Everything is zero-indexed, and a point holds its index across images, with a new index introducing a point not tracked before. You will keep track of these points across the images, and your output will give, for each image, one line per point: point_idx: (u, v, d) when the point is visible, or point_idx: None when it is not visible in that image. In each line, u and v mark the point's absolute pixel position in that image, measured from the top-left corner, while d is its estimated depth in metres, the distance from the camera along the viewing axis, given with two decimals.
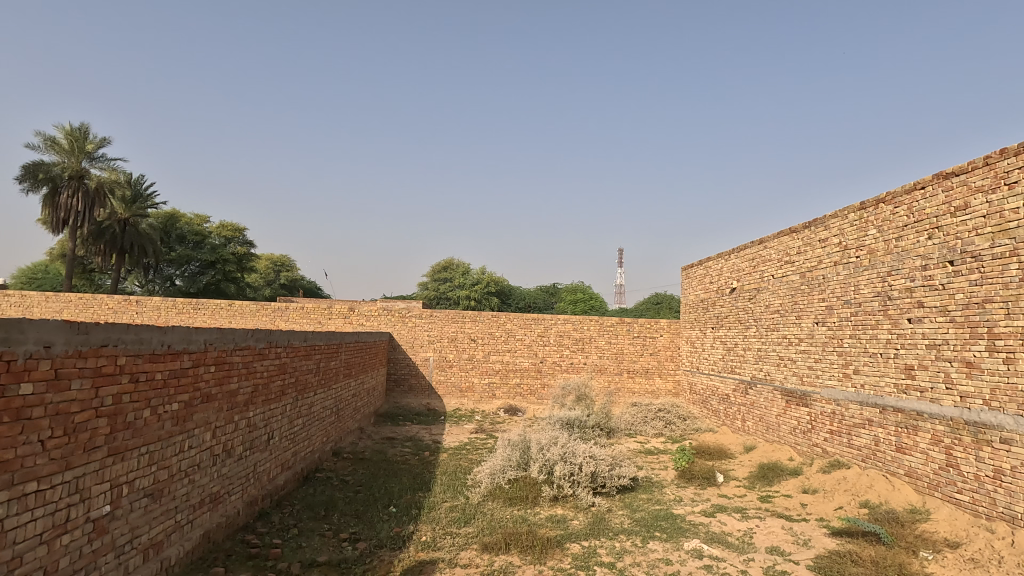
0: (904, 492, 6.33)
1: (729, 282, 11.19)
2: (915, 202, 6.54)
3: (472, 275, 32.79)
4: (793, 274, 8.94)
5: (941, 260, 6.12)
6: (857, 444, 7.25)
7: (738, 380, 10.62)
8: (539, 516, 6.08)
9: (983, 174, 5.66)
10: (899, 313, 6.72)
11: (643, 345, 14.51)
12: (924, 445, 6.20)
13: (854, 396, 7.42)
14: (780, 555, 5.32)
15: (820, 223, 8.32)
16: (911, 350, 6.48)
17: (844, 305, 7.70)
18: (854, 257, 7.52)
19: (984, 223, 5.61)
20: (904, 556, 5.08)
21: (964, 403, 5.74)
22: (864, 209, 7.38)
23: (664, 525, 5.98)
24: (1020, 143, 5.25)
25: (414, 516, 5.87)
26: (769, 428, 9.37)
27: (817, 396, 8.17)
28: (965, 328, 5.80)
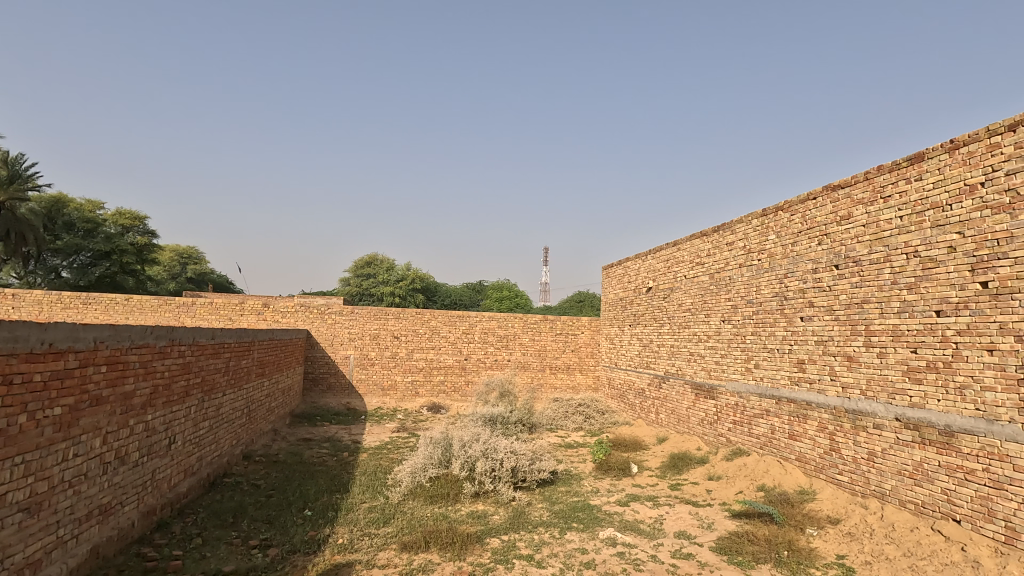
0: (794, 475, 6.95)
1: (646, 282, 11.71)
2: (808, 210, 7.15)
3: (396, 271, 32.18)
4: (704, 275, 9.50)
5: (829, 264, 6.73)
6: (756, 433, 7.85)
7: (653, 375, 11.15)
8: (460, 513, 6.09)
9: (864, 187, 6.29)
10: (793, 312, 7.34)
11: (565, 342, 14.88)
12: (811, 432, 6.82)
13: (754, 388, 8.01)
14: (687, 539, 5.67)
15: (727, 228, 8.89)
16: (802, 346, 7.11)
17: (748, 304, 8.29)
18: (756, 260, 8.11)
19: (864, 231, 6.25)
20: (793, 534, 5.59)
21: (845, 393, 6.38)
22: (765, 216, 7.96)
23: (582, 516, 6.18)
24: (894, 161, 5.91)
25: (331, 518, 5.70)
26: (680, 420, 9.92)
27: (722, 389, 8.74)
28: (847, 326, 6.44)
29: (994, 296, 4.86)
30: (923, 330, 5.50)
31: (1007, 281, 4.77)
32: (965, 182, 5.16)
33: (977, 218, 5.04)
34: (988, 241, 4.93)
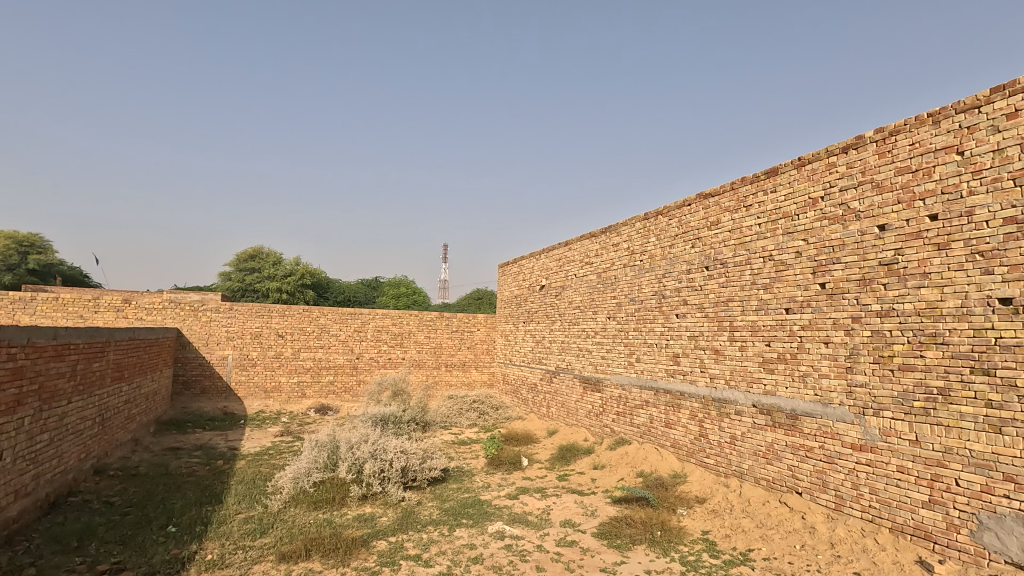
0: (669, 460, 7.51)
1: (540, 280, 12.05)
2: (683, 216, 7.73)
3: (283, 266, 30.29)
4: (592, 274, 9.95)
5: (701, 265, 7.34)
6: (637, 422, 8.38)
7: (544, 370, 11.50)
8: (346, 517, 5.88)
9: (730, 196, 6.92)
10: (670, 309, 7.91)
11: (460, 339, 14.90)
12: (684, 420, 7.41)
13: (635, 380, 8.54)
14: (571, 527, 5.92)
15: (613, 230, 9.37)
16: (677, 341, 7.70)
17: (631, 302, 8.81)
18: (639, 261, 8.64)
19: (730, 236, 6.89)
20: (666, 515, 6.05)
21: (712, 383, 7.01)
22: (647, 219, 8.50)
23: (471, 512, 6.23)
24: (754, 174, 6.57)
25: (199, 533, 5.24)
26: (569, 413, 10.33)
27: (608, 382, 9.23)
28: (714, 322, 7.07)
29: (831, 295, 5.59)
30: (776, 326, 6.18)
31: (840, 283, 5.50)
32: (810, 195, 5.87)
33: (818, 227, 5.76)
34: (827, 248, 5.65)
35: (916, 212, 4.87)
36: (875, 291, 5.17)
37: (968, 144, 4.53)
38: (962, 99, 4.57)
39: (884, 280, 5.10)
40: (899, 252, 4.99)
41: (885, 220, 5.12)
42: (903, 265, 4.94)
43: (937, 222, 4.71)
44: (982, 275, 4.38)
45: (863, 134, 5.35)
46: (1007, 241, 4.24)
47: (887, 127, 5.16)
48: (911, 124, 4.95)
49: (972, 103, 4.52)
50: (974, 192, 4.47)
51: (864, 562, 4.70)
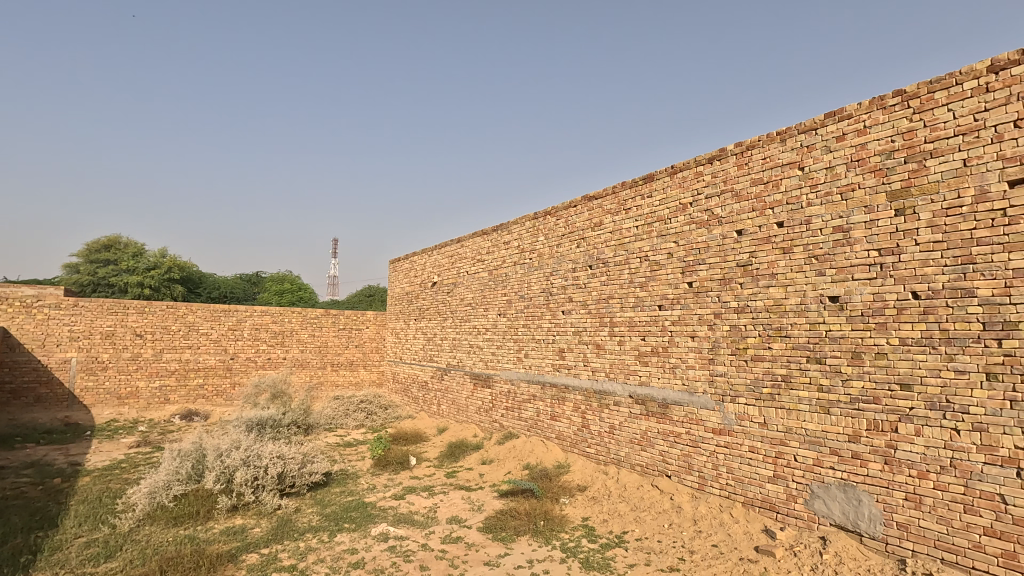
0: (553, 452, 7.79)
1: (431, 276, 11.92)
2: (569, 216, 8.03)
3: (146, 258, 27.18)
4: (483, 271, 10.03)
5: (585, 264, 7.67)
6: (524, 416, 8.59)
7: (435, 368, 11.41)
8: (212, 531, 5.40)
9: (612, 199, 7.31)
10: (556, 306, 8.19)
11: (348, 337, 14.33)
12: (568, 412, 7.72)
13: (523, 375, 8.75)
14: (457, 523, 5.93)
15: (504, 229, 9.51)
16: (563, 337, 7.99)
17: (520, 299, 8.99)
18: (528, 259, 8.84)
19: (611, 237, 7.28)
20: (550, 504, 6.28)
21: (594, 376, 7.36)
22: (536, 218, 8.72)
23: (354, 516, 6.00)
24: (633, 179, 6.99)
25: (26, 563, 4.53)
26: (460, 409, 10.35)
27: (497, 378, 9.36)
28: (596, 318, 7.43)
29: (697, 293, 6.10)
30: (650, 321, 6.63)
31: (705, 282, 6.03)
32: (680, 200, 6.36)
33: (687, 231, 6.26)
34: (694, 250, 6.16)
35: (767, 219, 5.46)
36: (733, 289, 5.73)
37: (807, 161, 5.17)
38: (803, 121, 5.19)
39: (740, 279, 5.66)
40: (752, 255, 5.57)
41: (742, 225, 5.69)
42: (756, 267, 5.53)
43: (783, 228, 5.32)
44: (817, 276, 5.02)
45: (725, 147, 5.90)
46: (835, 247, 4.90)
47: (745, 142, 5.73)
48: (763, 140, 5.54)
49: (811, 125, 5.15)
50: (811, 203, 5.11)
51: (720, 535, 5.21)
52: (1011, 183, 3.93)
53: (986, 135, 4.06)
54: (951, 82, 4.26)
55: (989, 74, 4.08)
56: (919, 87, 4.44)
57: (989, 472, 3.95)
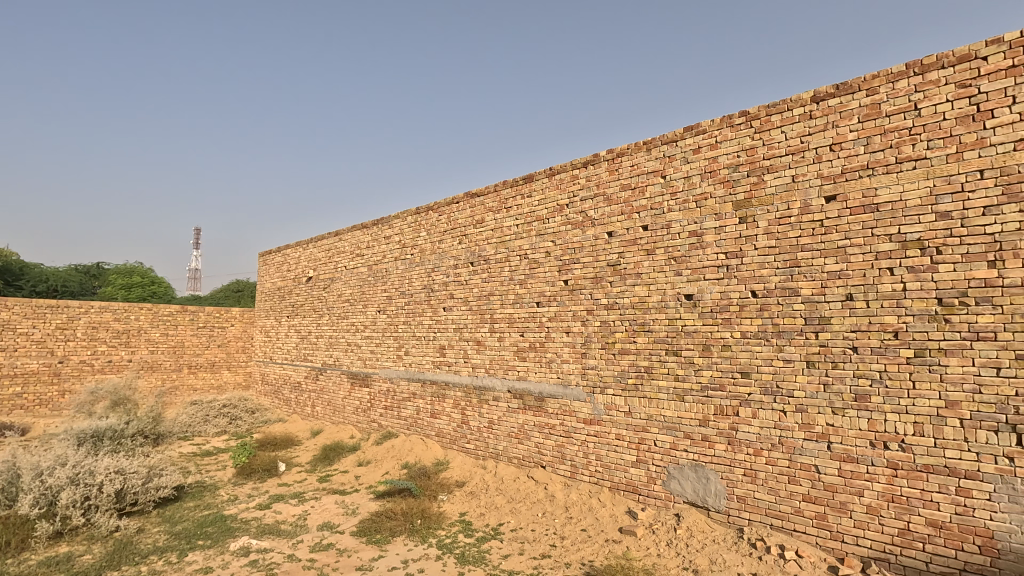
0: (433, 449, 7.74)
1: (306, 271, 11.24)
2: (451, 213, 8.00)
3: None
4: (362, 266, 9.66)
5: (466, 260, 7.69)
6: (404, 415, 8.43)
7: (309, 367, 10.80)
8: (27, 564, 4.62)
9: (493, 197, 7.39)
10: (438, 303, 8.12)
11: (209, 337, 13.07)
12: (448, 409, 7.71)
13: (403, 373, 8.57)
14: (329, 529, 5.65)
15: (384, 223, 9.24)
16: (443, 333, 7.94)
17: (401, 295, 8.79)
18: (409, 254, 8.66)
19: (492, 234, 7.37)
20: (427, 502, 6.22)
21: (474, 372, 7.41)
22: (418, 214, 8.57)
23: (210, 531, 5.48)
24: (514, 178, 7.12)
25: None
26: (336, 411, 9.91)
27: (376, 377, 9.08)
28: (477, 315, 7.49)
29: (571, 290, 6.39)
30: (528, 317, 6.82)
31: (578, 280, 6.33)
32: (557, 202, 6.61)
33: (563, 231, 6.52)
34: (569, 249, 6.44)
35: (634, 222, 5.86)
36: (603, 287, 6.07)
37: (668, 170, 5.62)
38: (665, 133, 5.63)
39: (610, 278, 6.02)
40: (621, 255, 5.95)
41: (612, 227, 6.05)
42: (624, 267, 5.91)
43: (647, 231, 5.74)
44: (675, 276, 5.49)
45: (598, 152, 6.22)
46: (691, 249, 5.39)
47: (615, 149, 6.09)
48: (631, 149, 5.92)
49: (672, 137, 5.60)
50: (671, 209, 5.56)
51: (589, 519, 5.52)
52: (827, 197, 4.59)
53: (810, 155, 4.69)
54: (784, 108, 4.86)
55: (812, 103, 4.71)
56: (759, 109, 5.01)
57: (807, 446, 4.58)
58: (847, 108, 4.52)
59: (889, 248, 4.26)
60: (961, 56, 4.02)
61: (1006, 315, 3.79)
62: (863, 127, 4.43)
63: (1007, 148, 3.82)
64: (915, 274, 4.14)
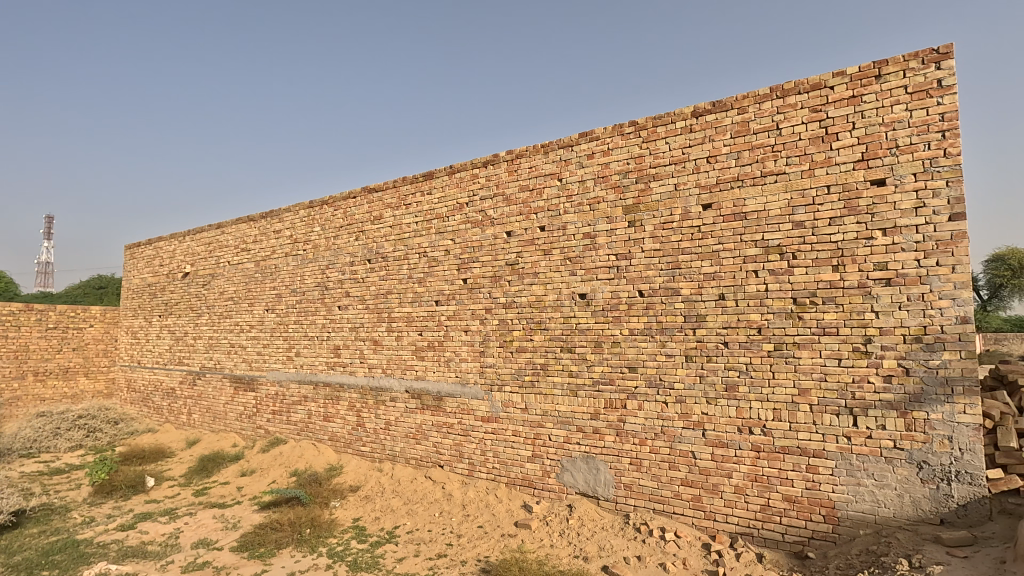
0: (325, 454, 7.40)
1: (182, 266, 10.26)
2: (348, 208, 7.69)
3: None
4: (248, 262, 8.99)
5: (363, 258, 7.44)
6: (294, 420, 7.98)
7: (185, 372, 9.88)
8: None
9: (392, 193, 7.21)
10: (332, 301, 7.77)
11: (61, 339, 11.51)
12: (343, 411, 7.41)
13: (294, 376, 8.10)
14: (205, 546, 5.20)
15: (274, 216, 8.67)
16: (338, 333, 7.62)
17: (291, 293, 8.30)
18: (301, 250, 8.21)
19: (391, 231, 7.19)
20: (318, 510, 5.94)
21: (370, 373, 7.18)
22: (311, 207, 8.15)
23: (59, 560, 4.83)
24: (414, 174, 7.00)
25: None
26: (216, 418, 9.15)
27: (263, 380, 8.51)
28: (374, 314, 7.27)
29: (470, 289, 6.40)
30: (427, 316, 6.74)
31: (477, 279, 6.35)
32: (457, 200, 6.59)
33: (463, 230, 6.52)
34: (469, 248, 6.45)
35: (531, 223, 5.99)
36: (502, 286, 6.15)
37: (564, 173, 5.81)
38: (562, 138, 5.82)
39: (508, 277, 6.12)
40: (519, 254, 6.06)
41: (510, 227, 6.15)
42: (521, 266, 6.03)
43: (544, 232, 5.90)
44: (570, 276, 5.69)
45: (498, 153, 6.29)
46: (585, 250, 5.61)
47: (515, 150, 6.19)
48: (530, 151, 6.05)
49: (568, 142, 5.80)
50: (567, 211, 5.76)
51: (485, 516, 5.57)
52: (704, 205, 4.99)
53: (690, 165, 5.08)
54: (668, 120, 5.22)
55: (693, 117, 5.10)
56: (647, 120, 5.33)
57: (686, 434, 4.96)
58: (721, 124, 4.95)
59: (755, 253, 4.73)
60: (814, 85, 4.56)
61: (846, 313, 4.35)
62: (734, 143, 4.88)
63: (848, 167, 4.39)
64: (775, 277, 4.63)
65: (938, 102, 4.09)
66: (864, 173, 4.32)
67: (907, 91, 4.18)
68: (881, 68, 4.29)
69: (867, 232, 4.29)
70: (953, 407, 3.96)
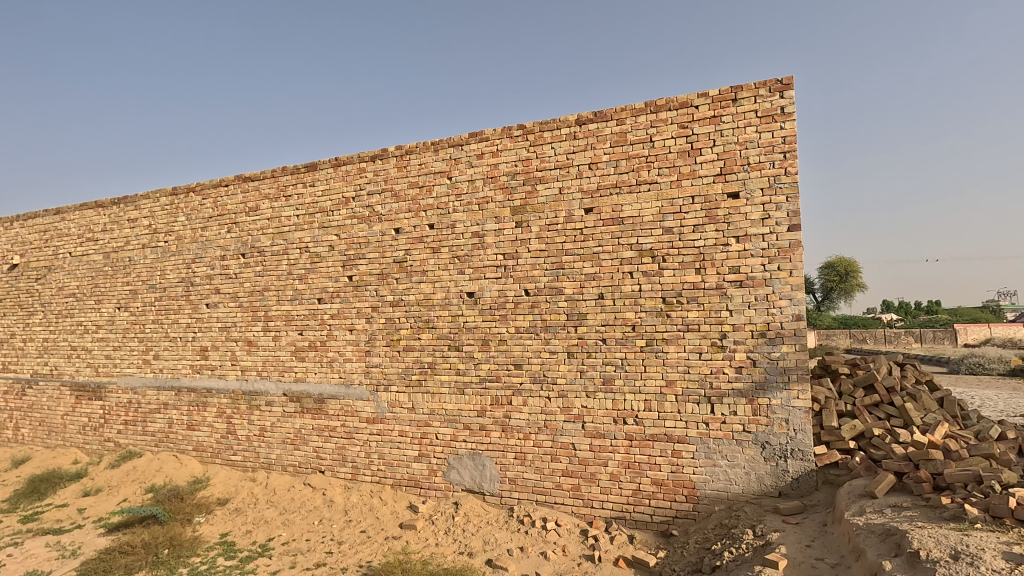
0: (189, 466, 6.75)
1: (9, 256, 8.78)
2: (219, 197, 7.07)
3: None
4: (95, 254, 7.92)
5: (236, 252, 6.88)
6: (151, 430, 7.18)
7: (11, 380, 8.48)
8: None
9: (271, 183, 6.75)
10: (199, 299, 7.10)
11: None
12: (210, 419, 6.81)
13: (151, 381, 7.28)
14: None
15: (128, 202, 7.72)
16: (205, 334, 6.98)
17: (149, 289, 7.46)
18: (162, 242, 7.40)
19: (268, 224, 6.73)
20: (178, 527, 5.41)
21: (243, 376, 6.66)
22: (175, 195, 7.37)
23: None
24: (295, 165, 6.60)
25: None
26: (53, 432, 7.98)
27: (113, 387, 7.55)
28: (248, 312, 6.75)
29: (356, 287, 6.19)
30: (308, 315, 6.40)
31: (363, 276, 6.16)
32: (343, 194, 6.33)
33: (348, 225, 6.28)
34: (355, 244, 6.22)
35: (420, 220, 5.93)
36: (389, 284, 6.02)
37: (454, 172, 5.82)
38: (452, 136, 5.81)
39: (395, 275, 6.00)
40: (407, 252, 5.96)
41: (398, 224, 6.03)
42: (410, 264, 5.94)
43: (433, 230, 5.86)
44: (458, 274, 5.71)
45: (386, 147, 6.13)
46: (473, 249, 5.67)
47: (404, 146, 6.08)
48: (420, 148, 5.98)
49: (458, 141, 5.81)
50: (456, 210, 5.78)
51: (368, 520, 5.42)
52: (586, 209, 5.27)
53: (574, 171, 5.33)
54: (554, 126, 5.42)
55: (577, 125, 5.35)
56: (534, 124, 5.49)
57: (567, 427, 5.19)
58: (602, 133, 5.25)
59: (630, 256, 5.07)
60: (682, 103, 4.99)
61: (706, 311, 4.82)
62: (614, 151, 5.19)
63: (709, 180, 4.86)
64: (647, 278, 5.01)
65: (781, 126, 4.67)
66: (722, 185, 4.81)
67: (757, 115, 4.73)
68: (737, 93, 4.81)
69: (724, 239, 4.78)
70: (789, 393, 4.55)
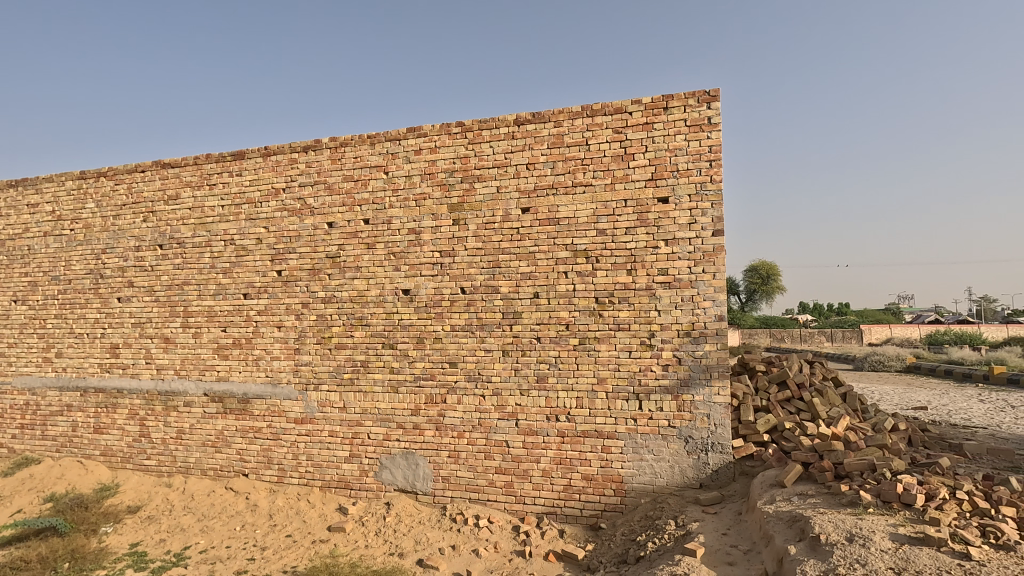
0: (95, 473, 6.27)
1: None
2: (134, 183, 6.59)
3: None
4: None
5: (153, 242, 6.45)
6: (52, 434, 6.61)
7: None
8: None
9: (193, 170, 6.37)
10: (109, 293, 6.60)
11: None
12: (121, 421, 6.35)
13: (52, 381, 6.70)
14: None
15: (27, 185, 7.05)
16: (117, 330, 6.50)
17: (51, 281, 6.85)
18: (68, 230, 6.81)
19: (190, 214, 6.34)
20: (82, 539, 5.02)
21: (159, 375, 6.25)
22: (83, 178, 6.80)
23: None
24: (221, 152, 6.26)
25: None
26: None
27: (6, 388, 6.89)
28: (166, 307, 6.34)
29: (285, 282, 5.95)
30: (233, 311, 6.09)
31: (293, 271, 5.93)
32: (272, 185, 6.07)
33: (278, 217, 6.03)
34: (284, 237, 5.98)
35: (354, 214, 5.78)
36: (321, 280, 5.83)
37: (391, 166, 5.71)
38: (389, 130, 5.70)
39: (328, 270, 5.82)
40: (340, 247, 5.80)
41: (332, 218, 5.85)
42: (343, 259, 5.78)
43: (368, 225, 5.73)
44: (393, 271, 5.62)
45: (320, 138, 5.93)
46: (409, 246, 5.59)
47: (338, 137, 5.90)
48: (355, 140, 5.82)
49: (396, 135, 5.71)
50: (393, 205, 5.67)
51: (295, 523, 5.25)
52: (523, 208, 5.31)
53: (511, 170, 5.36)
54: (493, 125, 5.44)
55: (516, 125, 5.38)
56: (472, 122, 5.48)
57: (501, 425, 5.23)
58: (540, 134, 5.31)
59: (565, 256, 5.17)
60: (617, 108, 5.13)
61: (637, 311, 4.99)
62: (551, 152, 5.27)
63: (641, 185, 5.03)
64: (581, 278, 5.12)
65: (708, 136, 4.90)
66: (653, 190, 4.99)
67: (686, 124, 4.94)
68: (668, 101, 5.00)
69: (654, 241, 4.97)
70: (710, 390, 4.79)
